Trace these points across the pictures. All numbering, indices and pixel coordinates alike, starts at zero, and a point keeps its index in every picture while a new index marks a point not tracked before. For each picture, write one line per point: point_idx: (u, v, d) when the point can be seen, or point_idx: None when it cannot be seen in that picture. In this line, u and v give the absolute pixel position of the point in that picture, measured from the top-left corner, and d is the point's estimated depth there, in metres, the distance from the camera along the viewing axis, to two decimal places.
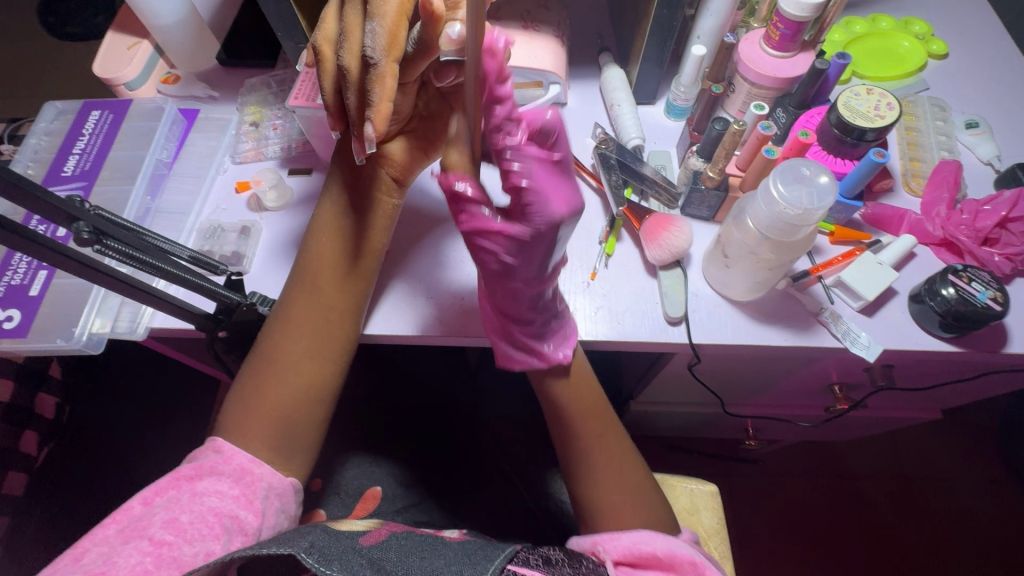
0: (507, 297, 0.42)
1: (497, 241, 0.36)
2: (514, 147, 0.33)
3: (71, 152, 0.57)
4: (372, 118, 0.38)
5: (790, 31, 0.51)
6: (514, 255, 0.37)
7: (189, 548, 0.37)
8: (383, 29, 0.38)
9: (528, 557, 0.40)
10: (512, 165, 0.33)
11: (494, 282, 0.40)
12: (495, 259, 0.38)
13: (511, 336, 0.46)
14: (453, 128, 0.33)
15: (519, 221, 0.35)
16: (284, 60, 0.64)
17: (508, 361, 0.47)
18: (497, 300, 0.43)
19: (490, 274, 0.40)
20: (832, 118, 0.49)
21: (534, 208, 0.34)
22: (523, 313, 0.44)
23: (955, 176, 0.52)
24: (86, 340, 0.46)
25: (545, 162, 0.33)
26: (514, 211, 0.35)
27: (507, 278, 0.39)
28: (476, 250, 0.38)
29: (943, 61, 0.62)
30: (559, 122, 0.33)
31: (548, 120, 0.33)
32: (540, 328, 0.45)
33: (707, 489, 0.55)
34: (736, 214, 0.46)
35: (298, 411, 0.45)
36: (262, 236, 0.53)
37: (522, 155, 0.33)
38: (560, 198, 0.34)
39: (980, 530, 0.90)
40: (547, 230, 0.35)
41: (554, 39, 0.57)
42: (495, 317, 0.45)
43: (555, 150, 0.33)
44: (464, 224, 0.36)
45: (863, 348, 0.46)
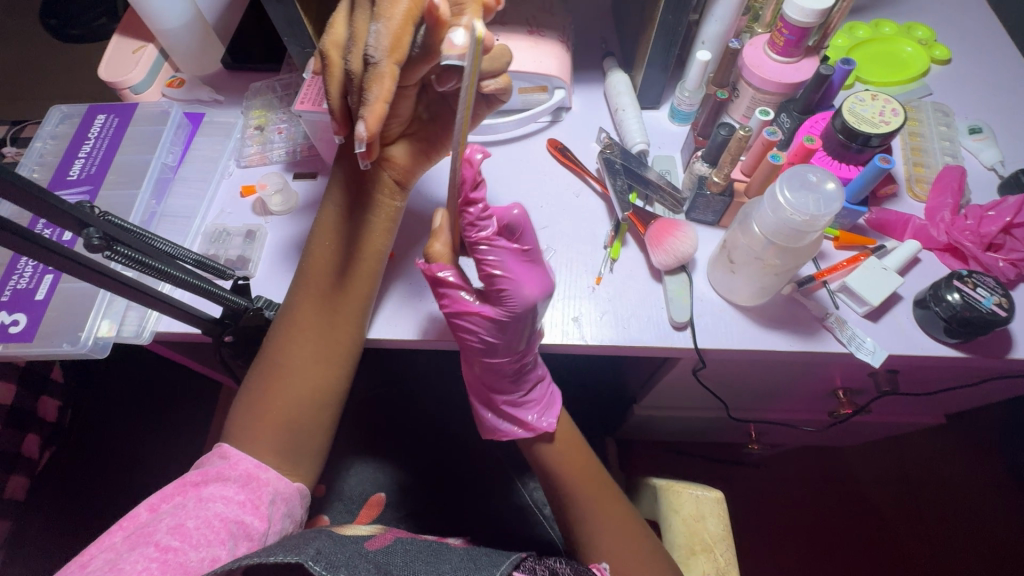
0: (490, 372, 0.46)
1: (478, 320, 0.42)
2: (485, 241, 0.40)
3: (77, 156, 0.57)
4: (366, 117, 0.37)
5: (795, 36, 0.51)
6: (494, 335, 0.42)
7: (195, 553, 0.36)
8: (388, 30, 0.38)
9: (534, 566, 0.41)
10: (486, 258, 0.40)
11: (475, 362, 0.46)
12: (476, 339, 0.43)
13: (495, 406, 0.49)
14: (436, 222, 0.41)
15: (496, 306, 0.41)
16: (289, 64, 0.64)
17: (493, 432, 0.50)
18: (478, 375, 0.48)
19: (470, 352, 0.44)
20: (837, 124, 0.49)
21: (510, 293, 0.40)
22: (503, 385, 0.48)
23: (960, 180, 0.52)
24: (91, 344, 0.46)
25: (517, 254, 0.41)
26: (492, 297, 0.41)
27: (488, 356, 0.44)
28: (460, 330, 0.43)
29: (945, 67, 0.63)
30: (525, 219, 0.40)
31: (514, 216, 0.40)
32: (521, 392, 0.49)
33: (711, 496, 0.54)
34: (741, 220, 0.46)
35: (303, 416, 0.45)
36: (268, 240, 0.53)
37: (497, 249, 0.40)
38: (535, 284, 0.40)
39: (982, 535, 0.90)
40: (523, 313, 0.41)
41: (559, 45, 0.57)
42: (477, 389, 0.49)
43: (525, 244, 0.41)
44: (448, 308, 0.42)
45: (868, 354, 0.46)
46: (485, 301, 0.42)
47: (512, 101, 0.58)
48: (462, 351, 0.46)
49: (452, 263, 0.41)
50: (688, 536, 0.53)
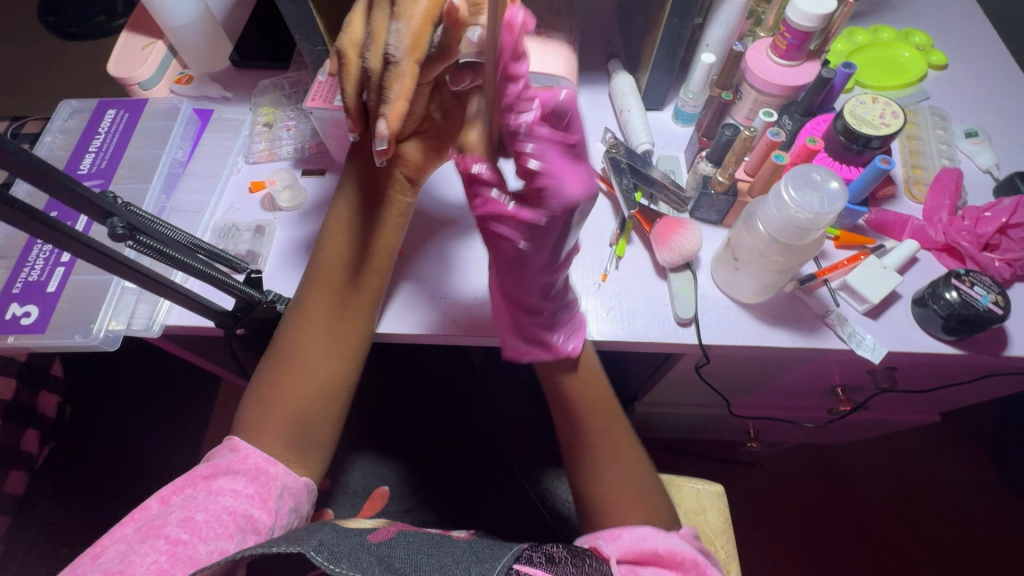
0: (519, 283, 0.42)
1: (512, 225, 0.37)
2: (525, 129, 0.34)
3: (87, 150, 0.57)
4: (386, 115, 0.38)
5: (797, 40, 0.52)
6: (527, 241, 0.37)
7: (203, 546, 0.37)
8: (408, 30, 0.39)
9: (531, 554, 0.39)
10: (525, 146, 0.34)
11: (509, 270, 0.41)
12: (511, 247, 0.38)
13: (522, 327, 0.46)
14: (464, 136, 0.39)
15: (534, 208, 0.35)
16: (298, 62, 0.65)
17: (516, 353, 0.48)
18: (511, 291, 0.44)
19: (504, 260, 0.40)
20: (839, 126, 0.50)
21: (549, 191, 0.34)
22: (534, 302, 0.44)
23: (956, 183, 0.53)
24: (103, 336, 0.47)
25: (558, 143, 0.34)
26: (527, 195, 0.35)
27: (522, 267, 0.40)
28: (490, 236, 0.38)
29: (942, 72, 0.64)
30: (572, 104, 0.34)
31: (561, 101, 0.34)
32: (550, 318, 0.46)
33: (712, 489, 0.56)
34: (746, 218, 0.47)
35: (312, 409, 0.46)
36: (277, 236, 0.54)
37: (535, 139, 0.34)
38: (574, 175, 0.34)
39: (977, 533, 0.91)
40: (560, 215, 0.35)
41: (566, 46, 0.58)
42: (505, 309, 0.46)
43: (570, 133, 0.34)
44: (478, 209, 0.37)
45: (868, 350, 0.47)
46: (521, 204, 0.36)
47: (519, 100, 0.59)
48: (495, 257, 0.41)
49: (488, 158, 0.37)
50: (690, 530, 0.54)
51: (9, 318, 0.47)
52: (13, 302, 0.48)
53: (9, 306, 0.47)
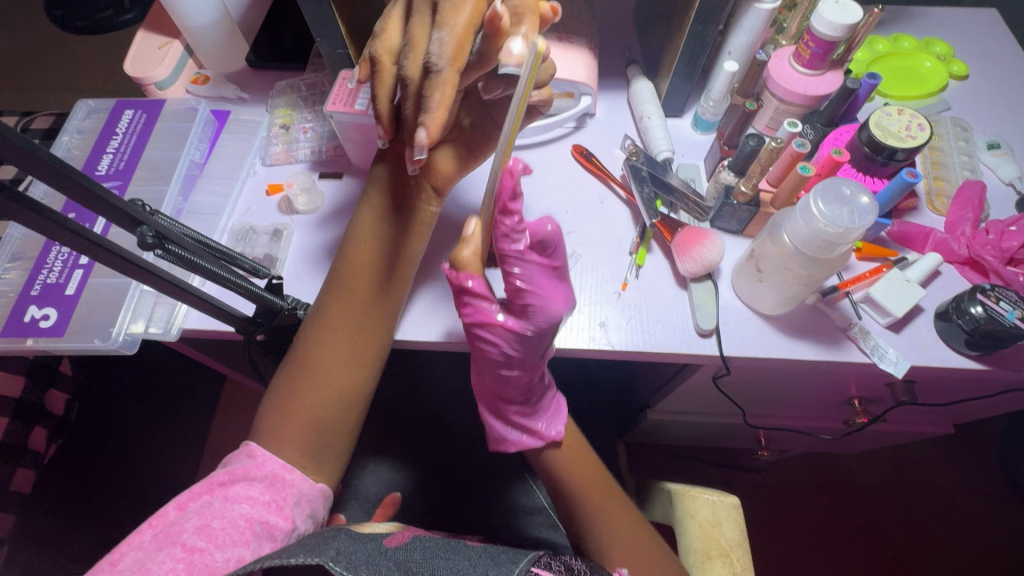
0: (502, 385, 0.45)
1: (500, 333, 0.41)
2: (516, 253, 0.39)
3: (105, 151, 0.57)
4: (427, 125, 0.39)
5: (822, 49, 0.52)
6: (514, 350, 0.41)
7: (220, 553, 0.37)
8: (451, 38, 0.39)
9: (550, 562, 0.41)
10: (513, 269, 0.39)
11: (486, 371, 0.44)
12: (497, 351, 0.42)
13: (502, 414, 0.48)
14: (469, 229, 0.40)
15: (521, 319, 0.40)
16: (314, 63, 0.64)
17: (499, 443, 0.49)
18: (491, 386, 0.46)
19: (486, 361, 0.43)
20: (863, 137, 0.50)
21: (535, 309, 0.39)
22: (512, 396, 0.47)
23: (980, 196, 0.53)
24: (121, 340, 0.46)
25: (545, 268, 0.40)
26: (515, 309, 0.40)
27: (501, 369, 0.43)
28: (478, 340, 0.42)
29: (963, 82, 0.64)
30: (558, 235, 0.39)
31: (547, 232, 0.39)
32: (530, 407, 0.48)
33: (727, 501, 0.54)
34: (771, 229, 0.46)
35: (331, 416, 0.45)
36: (294, 241, 0.53)
37: (524, 263, 0.39)
38: (558, 300, 0.40)
39: (986, 545, 0.90)
40: (544, 329, 0.40)
41: (586, 52, 0.58)
42: (487, 396, 0.48)
43: (554, 258, 0.40)
44: (467, 317, 0.41)
45: (891, 364, 0.47)
46: (507, 313, 0.41)
47: None
48: (476, 360, 0.44)
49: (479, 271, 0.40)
50: (705, 540, 0.53)
51: (27, 321, 0.47)
52: (31, 305, 0.47)
53: (27, 308, 0.47)
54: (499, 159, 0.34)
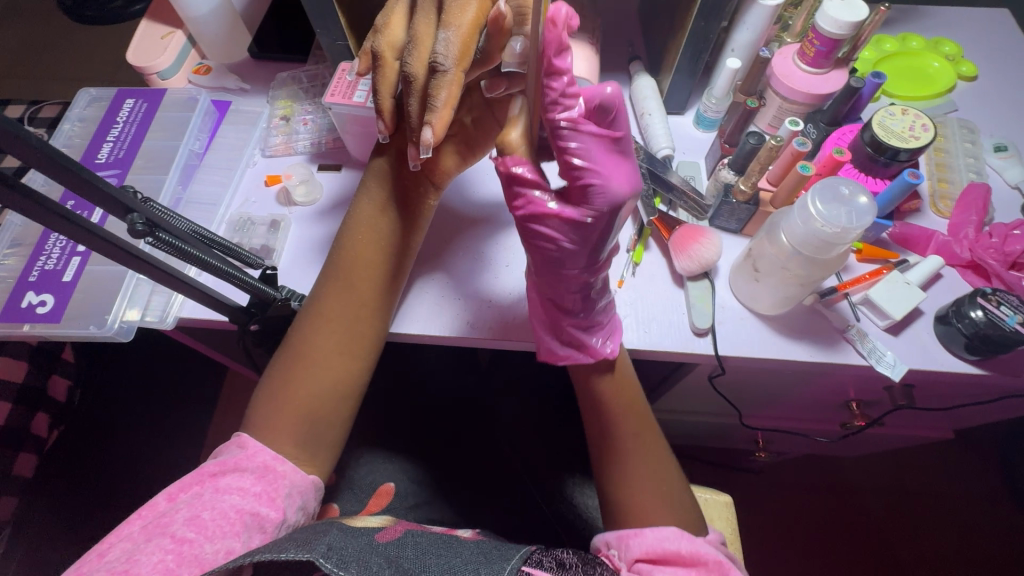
0: (557, 284, 0.41)
1: (557, 222, 0.37)
2: (568, 125, 0.34)
3: (105, 139, 0.58)
4: (433, 123, 0.38)
5: (826, 48, 0.51)
6: (573, 240, 0.37)
7: (209, 545, 0.37)
8: (456, 38, 0.39)
9: (541, 558, 0.40)
10: (569, 143, 0.34)
11: (544, 268, 0.40)
12: (553, 246, 0.38)
13: (561, 329, 0.45)
14: (513, 109, 0.36)
15: (580, 203, 0.36)
16: (316, 55, 0.64)
17: (551, 355, 0.46)
18: (547, 293, 0.43)
19: (543, 258, 0.40)
20: (866, 137, 0.49)
21: (595, 190, 0.35)
22: (573, 304, 0.43)
23: (984, 199, 0.52)
24: (117, 327, 0.47)
25: (603, 140, 0.35)
26: (574, 194, 0.36)
27: (559, 265, 0.40)
28: (531, 237, 0.38)
29: (972, 83, 0.63)
30: (618, 98, 0.34)
31: (607, 95, 0.34)
32: (588, 321, 0.45)
33: (719, 499, 0.55)
34: (769, 228, 0.46)
35: (324, 409, 0.45)
36: (292, 232, 0.54)
37: (579, 135, 0.34)
38: (623, 175, 0.35)
39: (984, 552, 0.89)
40: (607, 212, 0.35)
41: (588, 47, 0.58)
42: (542, 309, 0.45)
43: (616, 128, 0.35)
44: (518, 209, 0.37)
45: (888, 367, 0.46)
46: (563, 201, 0.36)
47: None
48: (535, 259, 0.40)
49: (528, 158, 0.36)
50: None
51: (24, 306, 0.47)
52: (28, 290, 0.48)
53: (24, 294, 0.48)
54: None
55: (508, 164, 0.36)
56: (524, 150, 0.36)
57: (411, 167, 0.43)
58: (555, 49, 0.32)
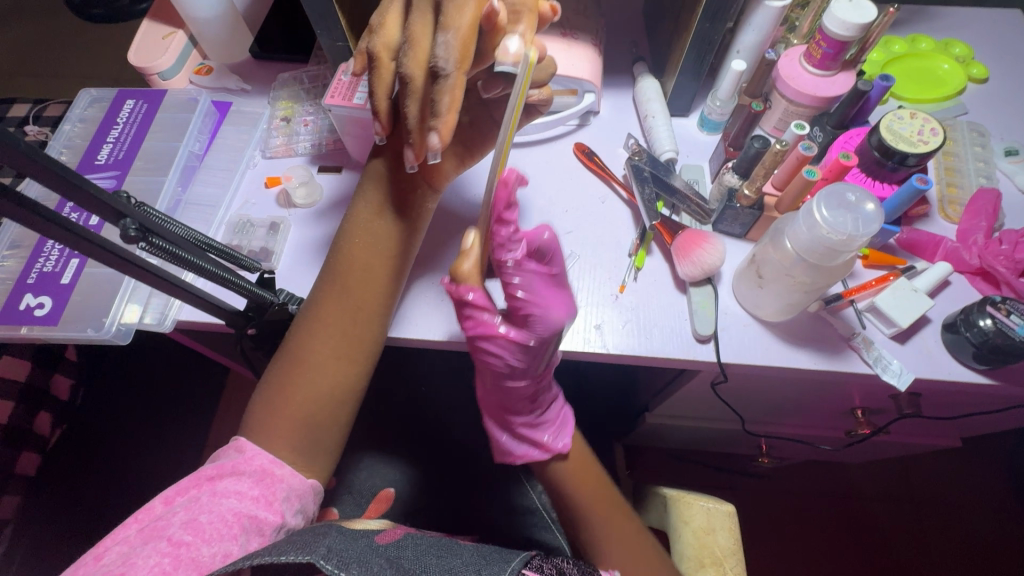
0: (506, 396, 0.44)
1: (500, 345, 0.39)
2: (512, 264, 0.39)
3: (105, 140, 0.58)
4: (439, 129, 0.38)
5: (833, 50, 0.50)
6: (520, 360, 0.40)
7: (207, 548, 0.36)
8: (456, 41, 0.39)
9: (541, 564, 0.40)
10: (512, 279, 0.38)
11: (491, 380, 0.43)
12: (501, 363, 0.41)
13: (507, 425, 0.48)
14: (468, 241, 0.37)
15: (523, 330, 0.39)
16: (317, 56, 0.64)
17: (505, 454, 0.49)
18: (498, 397, 0.45)
19: (491, 374, 0.42)
20: (873, 141, 0.48)
21: (536, 318, 0.39)
22: (519, 407, 0.46)
23: (993, 205, 0.51)
24: (115, 330, 0.47)
25: (543, 276, 0.40)
26: (516, 320, 0.39)
27: (504, 379, 0.42)
28: (483, 356, 0.41)
29: (983, 86, 0.62)
30: (554, 244, 0.41)
31: (544, 240, 0.40)
32: (535, 420, 0.48)
33: (723, 508, 0.52)
34: (774, 234, 0.45)
35: (322, 413, 0.45)
36: (291, 234, 0.53)
37: (522, 271, 0.39)
38: (559, 308, 0.39)
39: (990, 560, 0.88)
40: (547, 337, 0.39)
41: (591, 48, 0.57)
42: (493, 406, 0.47)
43: (553, 266, 0.41)
44: (467, 328, 0.39)
45: (894, 376, 0.45)
46: (507, 324, 0.40)
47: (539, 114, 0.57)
48: (481, 371, 0.44)
49: (479, 284, 0.38)
50: (698, 549, 0.51)
51: (23, 309, 0.47)
52: (26, 293, 0.48)
53: (22, 296, 0.47)
54: (499, 163, 0.32)
55: (461, 292, 0.38)
56: (474, 274, 0.38)
57: (409, 169, 0.43)
58: (502, 203, 0.37)
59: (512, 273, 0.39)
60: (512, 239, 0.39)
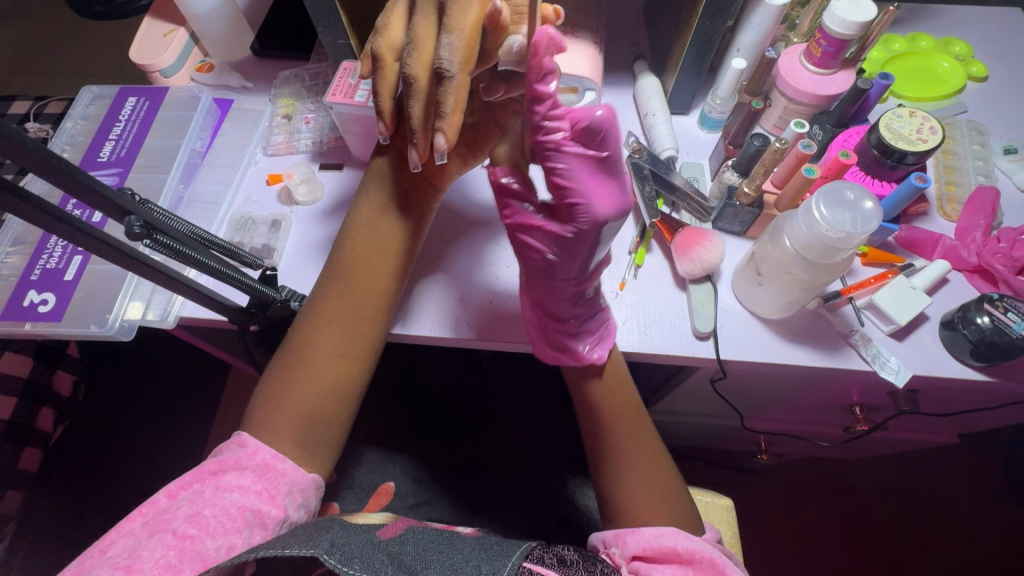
0: (550, 292, 0.44)
1: (543, 236, 0.40)
2: (555, 144, 0.36)
3: (107, 137, 0.58)
4: (445, 130, 0.39)
5: (833, 48, 0.50)
6: (555, 252, 0.40)
7: (211, 541, 0.37)
8: (460, 42, 0.38)
9: (543, 555, 0.40)
10: (556, 162, 0.36)
11: (535, 279, 0.43)
12: (539, 257, 0.41)
13: (552, 339, 0.46)
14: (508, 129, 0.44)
15: (564, 218, 0.39)
16: (318, 53, 0.64)
17: (548, 359, 0.47)
18: (540, 298, 0.45)
19: (533, 271, 0.43)
20: (872, 139, 0.49)
21: (581, 206, 0.37)
22: (563, 309, 0.44)
23: (991, 204, 0.51)
24: (118, 327, 0.47)
25: (591, 163, 0.36)
26: (560, 208, 0.39)
27: (549, 274, 0.42)
28: (522, 248, 0.42)
29: (982, 84, 0.62)
30: (609, 119, 0.35)
31: (596, 117, 0.35)
32: (580, 325, 0.46)
33: (721, 503, 0.54)
34: (772, 232, 0.46)
35: (324, 409, 0.45)
36: (293, 232, 0.53)
37: (568, 153, 0.36)
38: (604, 194, 0.37)
39: (988, 554, 0.89)
40: (590, 224, 0.38)
41: (592, 46, 0.57)
42: (535, 318, 0.46)
43: (604, 147, 0.36)
44: (510, 220, 0.41)
45: (892, 373, 0.46)
46: (545, 216, 0.40)
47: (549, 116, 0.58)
48: (526, 268, 0.44)
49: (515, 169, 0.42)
50: None
51: (27, 305, 0.47)
52: (30, 289, 0.48)
53: (26, 293, 0.48)
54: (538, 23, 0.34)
55: (497, 177, 0.42)
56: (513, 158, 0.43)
57: (412, 170, 0.43)
58: (540, 61, 0.35)
59: (556, 155, 0.36)
60: (554, 116, 0.36)
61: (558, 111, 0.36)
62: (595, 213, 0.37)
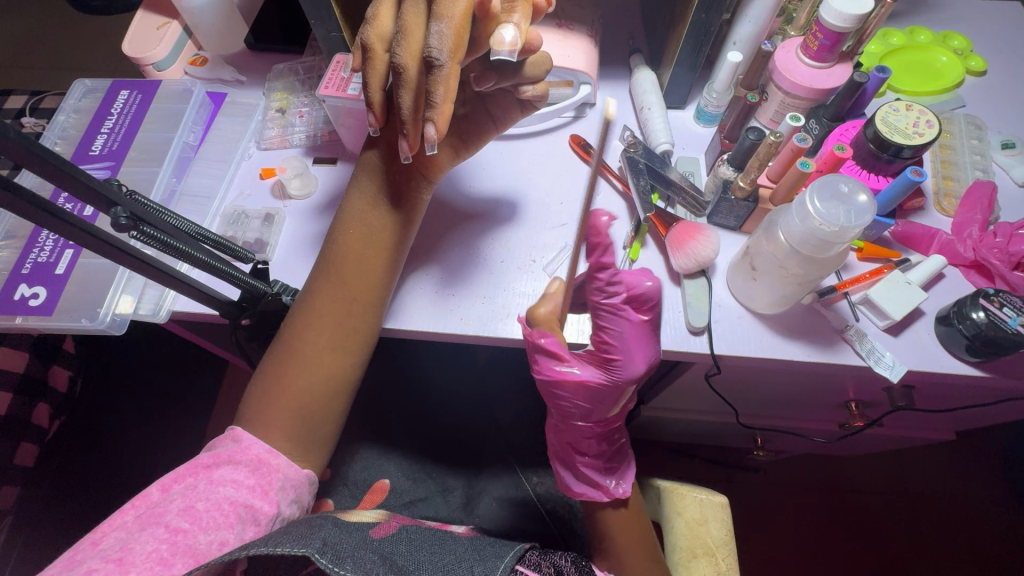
0: (578, 439, 0.53)
1: (574, 387, 0.47)
2: (610, 310, 0.45)
3: (100, 131, 0.57)
4: (435, 120, 0.39)
5: (829, 41, 0.50)
6: (586, 401, 0.48)
7: (204, 536, 0.37)
8: (449, 30, 0.38)
9: (539, 562, 0.42)
10: (607, 322, 0.45)
11: (564, 421, 0.52)
12: (572, 407, 0.49)
13: (576, 466, 0.55)
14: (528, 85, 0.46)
15: (602, 369, 0.46)
16: (312, 46, 0.63)
17: (568, 490, 0.55)
18: (566, 436, 0.54)
19: (563, 414, 0.50)
20: (868, 133, 0.48)
21: (620, 363, 0.45)
22: (586, 445, 0.54)
23: (989, 198, 0.51)
24: (109, 321, 0.47)
25: (637, 324, 0.45)
26: (598, 361, 0.47)
27: (571, 420, 0.51)
28: (556, 397, 0.48)
29: (981, 78, 0.61)
30: (655, 292, 0.44)
31: (647, 288, 0.44)
32: (603, 462, 0.55)
33: (716, 500, 0.53)
34: (766, 226, 0.45)
35: (316, 403, 0.45)
36: (286, 226, 0.53)
37: (620, 317, 0.45)
38: (642, 354, 0.45)
39: (984, 552, 0.89)
40: (625, 379, 0.45)
41: (587, 39, 0.57)
42: (562, 446, 0.55)
43: (646, 312, 0.45)
44: (540, 373, 0.46)
45: (886, 368, 0.45)
46: (585, 367, 0.47)
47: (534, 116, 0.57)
48: (553, 409, 0.51)
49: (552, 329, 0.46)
50: (691, 539, 0.51)
51: (18, 299, 0.47)
52: (21, 283, 0.48)
53: (17, 287, 0.48)
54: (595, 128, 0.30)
55: (534, 338, 0.45)
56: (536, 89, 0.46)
57: (403, 160, 0.43)
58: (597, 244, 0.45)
59: (606, 316, 0.45)
60: (608, 291, 0.45)
61: (609, 292, 0.45)
62: (631, 371, 0.45)
